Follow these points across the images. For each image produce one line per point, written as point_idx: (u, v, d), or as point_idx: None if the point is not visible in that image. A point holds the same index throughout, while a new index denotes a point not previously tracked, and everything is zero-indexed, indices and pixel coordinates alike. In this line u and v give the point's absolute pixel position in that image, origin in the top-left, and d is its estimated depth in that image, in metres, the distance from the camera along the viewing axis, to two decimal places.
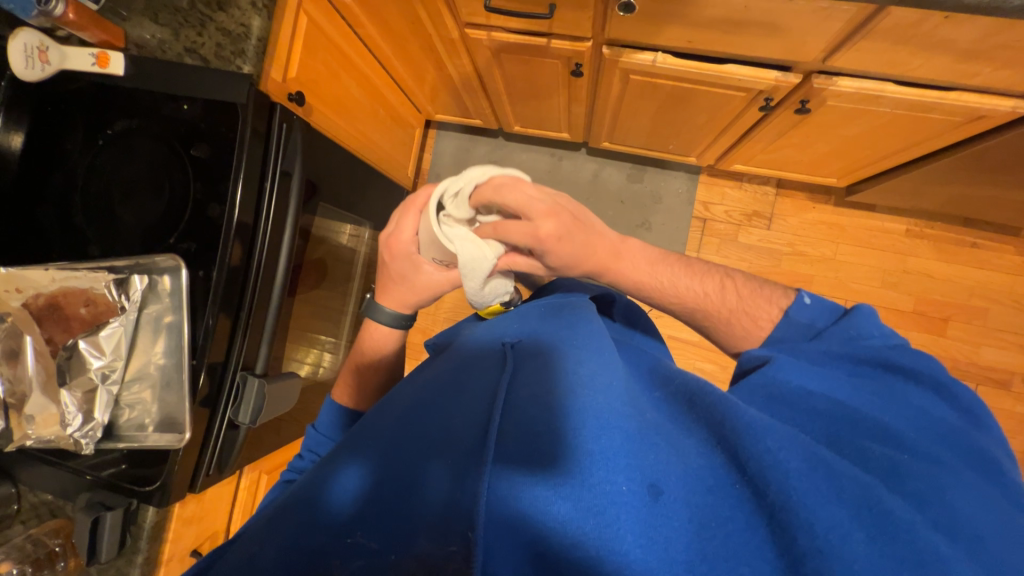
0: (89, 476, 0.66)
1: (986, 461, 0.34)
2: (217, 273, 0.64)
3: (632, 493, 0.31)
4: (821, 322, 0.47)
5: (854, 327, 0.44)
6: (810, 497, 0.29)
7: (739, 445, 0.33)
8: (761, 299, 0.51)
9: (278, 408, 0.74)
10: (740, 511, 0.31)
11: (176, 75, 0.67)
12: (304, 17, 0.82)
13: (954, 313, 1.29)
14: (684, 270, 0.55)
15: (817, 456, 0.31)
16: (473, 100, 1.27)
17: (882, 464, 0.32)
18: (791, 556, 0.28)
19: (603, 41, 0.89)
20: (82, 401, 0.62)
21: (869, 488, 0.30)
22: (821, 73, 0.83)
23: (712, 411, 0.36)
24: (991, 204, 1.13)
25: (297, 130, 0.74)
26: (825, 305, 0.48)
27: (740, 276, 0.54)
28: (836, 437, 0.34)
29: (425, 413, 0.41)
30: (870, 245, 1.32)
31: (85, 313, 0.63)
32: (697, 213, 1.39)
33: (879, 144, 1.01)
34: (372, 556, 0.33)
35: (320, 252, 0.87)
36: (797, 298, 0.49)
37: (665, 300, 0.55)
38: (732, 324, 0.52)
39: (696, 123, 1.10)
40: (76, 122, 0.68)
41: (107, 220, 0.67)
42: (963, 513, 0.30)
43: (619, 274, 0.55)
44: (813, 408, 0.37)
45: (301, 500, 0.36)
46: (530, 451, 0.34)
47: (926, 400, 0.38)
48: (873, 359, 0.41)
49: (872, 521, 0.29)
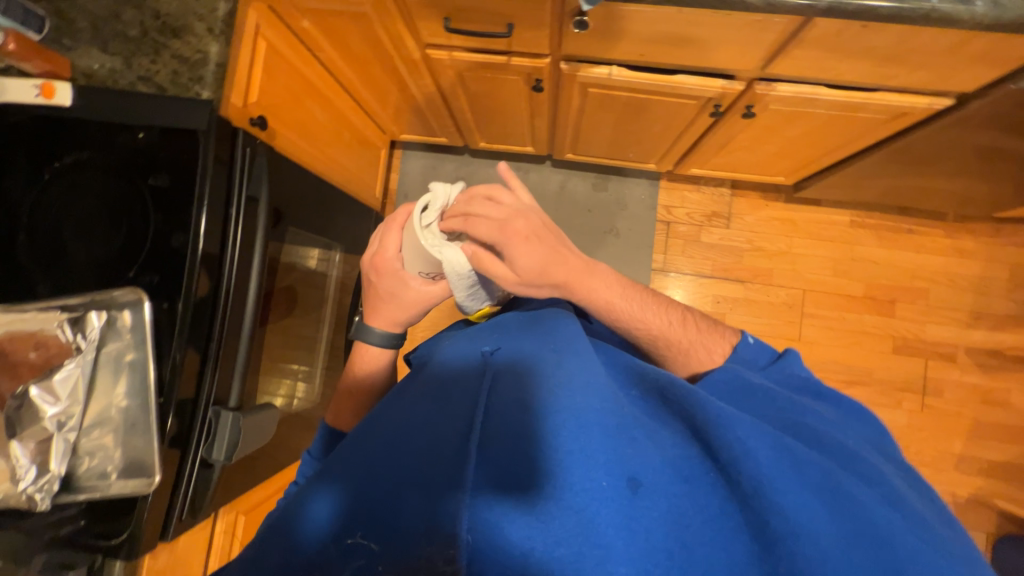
0: (43, 536, 0.60)
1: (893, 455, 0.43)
2: (183, 304, 0.62)
3: (612, 488, 0.33)
4: (764, 361, 0.52)
5: (794, 369, 0.50)
6: (777, 481, 0.33)
7: (709, 435, 0.35)
8: (714, 335, 0.56)
9: (254, 442, 0.72)
10: (715, 497, 0.33)
11: (128, 105, 0.65)
12: (262, 42, 0.82)
13: (900, 295, 1.39)
14: (651, 299, 0.57)
15: (782, 442, 0.35)
16: (437, 119, 1.29)
17: (833, 449, 0.37)
18: (764, 535, 0.31)
19: (560, 57, 0.93)
20: (35, 453, 0.57)
21: (830, 474, 0.34)
22: (761, 80, 0.89)
23: (683, 404, 0.38)
24: (920, 193, 1.24)
25: (261, 154, 0.74)
26: (765, 347, 0.53)
27: (697, 314, 0.58)
28: (793, 425, 0.39)
29: (407, 430, 0.41)
30: (819, 237, 1.42)
31: (35, 357, 0.59)
32: (660, 217, 1.45)
33: (818, 142, 1.09)
34: (371, 558, 0.34)
35: (289, 278, 0.85)
36: (743, 338, 0.55)
37: (630, 324, 0.55)
38: (690, 355, 0.54)
39: (652, 131, 1.16)
40: (18, 155, 0.65)
41: (56, 256, 0.64)
42: (887, 481, 0.36)
43: (591, 292, 0.54)
44: (769, 400, 0.41)
45: (301, 532, 0.37)
46: (511, 458, 0.35)
47: (835, 407, 0.46)
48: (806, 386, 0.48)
49: (831, 499, 0.33)
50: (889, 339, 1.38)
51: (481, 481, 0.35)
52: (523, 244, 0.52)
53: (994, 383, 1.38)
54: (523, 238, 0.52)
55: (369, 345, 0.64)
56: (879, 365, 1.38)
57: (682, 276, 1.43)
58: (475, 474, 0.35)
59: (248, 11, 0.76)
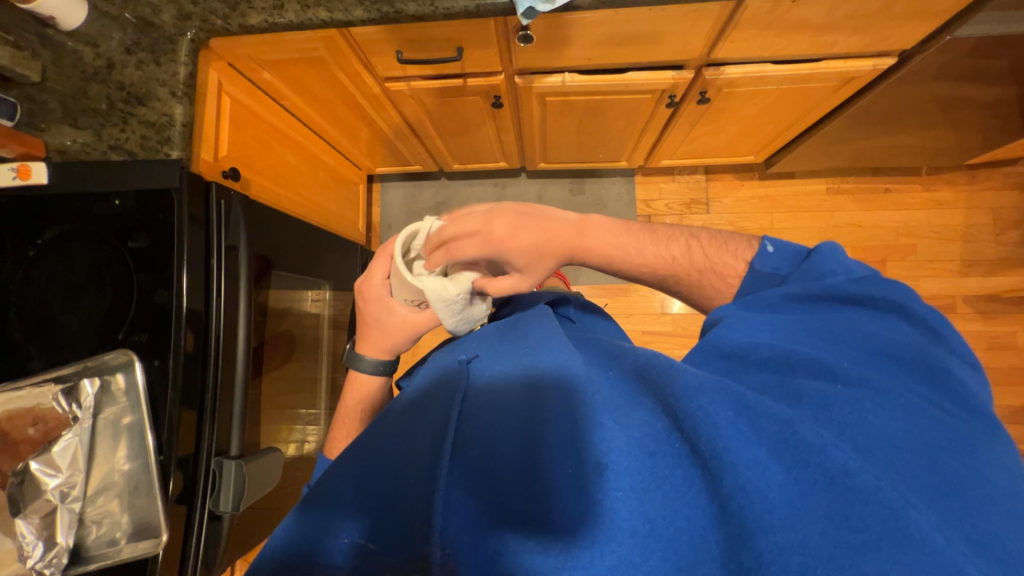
0: None
1: (924, 367, 0.36)
2: (173, 361, 0.62)
3: (578, 472, 0.34)
4: (785, 268, 0.47)
5: (818, 268, 0.44)
6: (731, 440, 0.30)
7: (677, 407, 0.34)
8: (724, 253, 0.52)
9: (259, 490, 0.71)
10: (679, 468, 0.32)
11: (101, 174, 0.67)
12: (225, 97, 0.86)
13: (889, 254, 1.39)
14: (649, 237, 0.56)
15: (742, 401, 0.32)
16: (409, 148, 1.31)
17: (815, 400, 0.33)
18: (721, 497, 0.30)
19: (514, 72, 0.96)
20: (41, 527, 0.58)
21: (786, 423, 0.31)
22: (709, 66, 0.92)
23: (658, 380, 0.37)
24: (888, 151, 1.25)
25: (237, 205, 0.75)
26: (790, 250, 0.47)
27: (703, 234, 0.55)
28: (777, 382, 0.35)
29: (392, 436, 0.42)
30: (800, 208, 1.43)
31: (34, 433, 0.60)
32: (640, 211, 1.46)
33: (778, 117, 1.12)
34: (363, 559, 0.35)
35: (283, 325, 0.86)
36: (761, 247, 0.49)
37: (636, 271, 0.57)
38: (703, 285, 0.53)
39: (616, 129, 1.19)
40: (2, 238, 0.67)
41: (48, 330, 0.65)
42: (879, 426, 0.31)
43: (591, 252, 0.56)
44: (758, 356, 0.37)
45: (295, 540, 0.37)
46: (485, 458, 0.37)
47: (883, 325, 0.39)
48: (829, 296, 0.41)
49: (786, 450, 0.30)
50: None
51: (457, 485, 0.36)
52: (516, 240, 0.54)
53: (999, 327, 1.37)
54: (512, 233, 0.54)
55: (363, 375, 0.65)
56: None
57: None
58: (449, 476, 0.36)
59: (208, 69, 0.81)
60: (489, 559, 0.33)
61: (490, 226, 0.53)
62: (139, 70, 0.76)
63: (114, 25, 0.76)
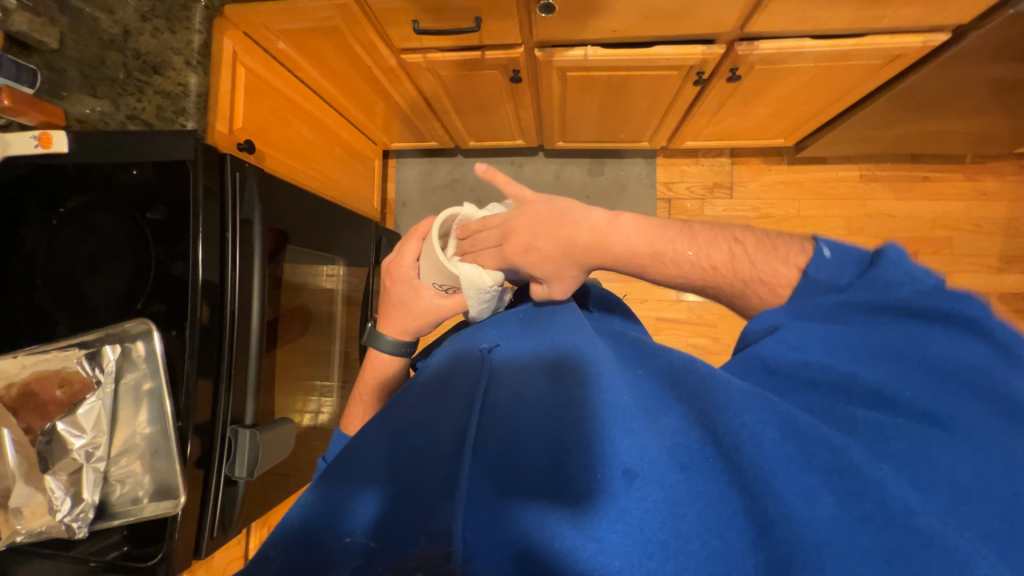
0: (90, 563, 0.65)
1: (1016, 404, 0.30)
2: (189, 330, 0.63)
3: (604, 478, 0.32)
4: (845, 276, 0.37)
5: (885, 274, 0.34)
6: (778, 467, 0.30)
7: (716, 420, 0.33)
8: (772, 262, 0.41)
9: (276, 455, 0.72)
10: (715, 483, 0.31)
11: (120, 144, 0.66)
12: (241, 67, 0.84)
13: (922, 247, 1.33)
14: (681, 240, 0.48)
15: (790, 422, 0.31)
16: (425, 123, 1.28)
17: (869, 425, 0.31)
18: (762, 522, 0.29)
19: (534, 45, 0.92)
20: (68, 484, 0.61)
21: (838, 451, 0.30)
22: (743, 40, 0.87)
23: (693, 388, 0.36)
24: (932, 137, 1.17)
25: (252, 179, 0.74)
26: (852, 254, 0.37)
27: (746, 237, 0.45)
28: (826, 404, 0.33)
29: (415, 428, 0.42)
30: (830, 195, 1.36)
31: (61, 395, 0.62)
32: (661, 194, 1.41)
33: (814, 98, 1.05)
34: (369, 555, 0.33)
35: (299, 298, 0.87)
36: (817, 250, 0.39)
37: (670, 277, 0.49)
38: (746, 297, 0.43)
39: (639, 108, 1.14)
40: (26, 207, 0.68)
41: (73, 298, 0.66)
42: (946, 464, 0.29)
43: (618, 252, 0.51)
44: (807, 376, 0.33)
45: (313, 516, 0.37)
46: (506, 456, 0.36)
47: (954, 345, 0.31)
48: (900, 308, 0.33)
49: (838, 481, 0.29)
50: None
51: (477, 481, 0.35)
52: (528, 259, 0.55)
53: None
54: (523, 250, 0.55)
55: (379, 353, 0.64)
56: None
57: None
58: (468, 473, 0.35)
59: (222, 38, 0.80)
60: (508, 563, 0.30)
61: (507, 243, 0.57)
62: (154, 39, 0.75)
63: None
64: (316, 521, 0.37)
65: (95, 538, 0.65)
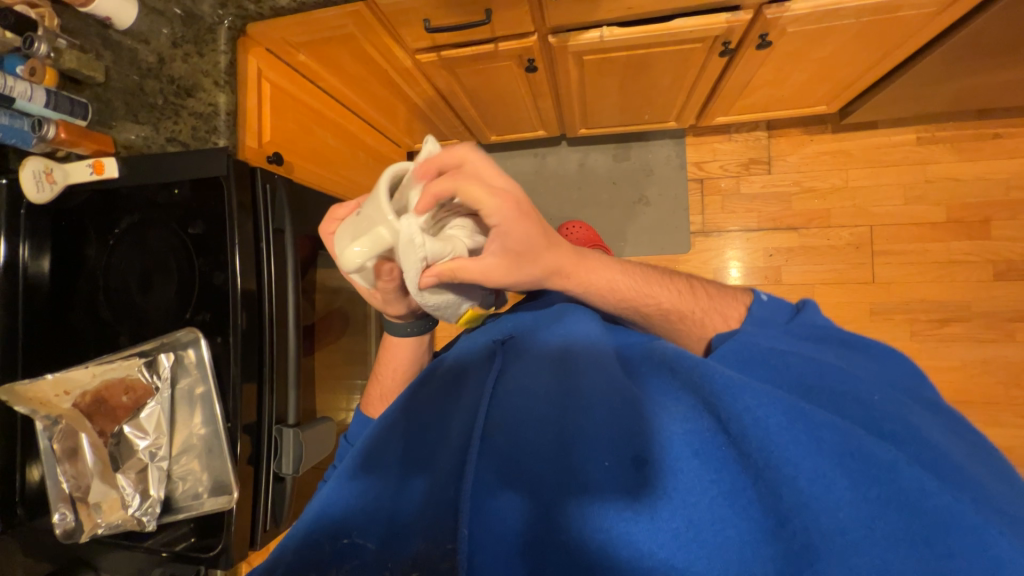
0: (162, 553, 0.70)
1: (937, 402, 0.36)
2: (233, 336, 0.66)
3: (617, 466, 0.34)
4: (783, 316, 0.43)
5: (814, 319, 0.42)
6: (790, 452, 0.30)
7: (715, 404, 0.33)
8: (725, 299, 0.47)
9: (320, 453, 0.74)
10: (726, 472, 0.32)
11: (161, 166, 0.70)
12: (267, 83, 0.87)
13: (995, 212, 1.19)
14: (650, 272, 0.50)
15: (795, 407, 0.31)
16: (445, 121, 1.26)
17: (856, 409, 0.33)
18: (779, 513, 0.30)
19: (547, 31, 0.90)
20: (136, 481, 0.67)
21: (847, 434, 0.30)
22: (770, 3, 0.80)
23: (690, 375, 0.35)
24: (1004, 88, 1.04)
25: (281, 189, 0.77)
26: (783, 303, 0.45)
27: (699, 279, 0.50)
28: (809, 387, 0.34)
29: (423, 426, 0.44)
30: (883, 162, 1.24)
31: (128, 400, 0.67)
32: (692, 175, 1.33)
33: (857, 58, 0.96)
34: (371, 555, 0.36)
35: (337, 300, 0.90)
36: (756, 295, 0.46)
37: (638, 304, 0.47)
38: (703, 326, 0.45)
39: (663, 86, 1.08)
40: (88, 232, 0.72)
41: (131, 310, 0.71)
42: (940, 444, 0.31)
43: (594, 274, 0.47)
44: (783, 363, 0.36)
45: (330, 512, 0.39)
46: (511, 446, 0.37)
47: (886, 360, 0.38)
48: (828, 335, 0.40)
49: (852, 464, 0.29)
50: (989, 264, 1.18)
51: (485, 471, 0.37)
52: (519, 229, 0.40)
53: None
54: (523, 214, 0.40)
55: (399, 339, 0.55)
56: (979, 296, 1.18)
57: (727, 234, 1.30)
58: (478, 465, 0.37)
59: (247, 57, 0.82)
60: (521, 541, 0.34)
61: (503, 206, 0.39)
62: (185, 63, 0.79)
63: (162, 20, 0.78)
64: (335, 515, 0.39)
65: (166, 528, 0.70)
